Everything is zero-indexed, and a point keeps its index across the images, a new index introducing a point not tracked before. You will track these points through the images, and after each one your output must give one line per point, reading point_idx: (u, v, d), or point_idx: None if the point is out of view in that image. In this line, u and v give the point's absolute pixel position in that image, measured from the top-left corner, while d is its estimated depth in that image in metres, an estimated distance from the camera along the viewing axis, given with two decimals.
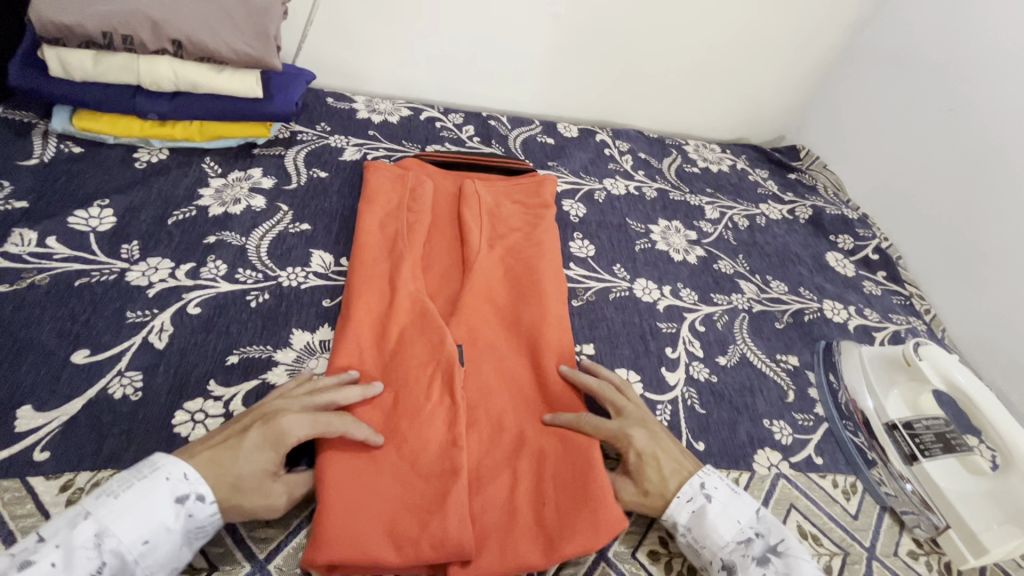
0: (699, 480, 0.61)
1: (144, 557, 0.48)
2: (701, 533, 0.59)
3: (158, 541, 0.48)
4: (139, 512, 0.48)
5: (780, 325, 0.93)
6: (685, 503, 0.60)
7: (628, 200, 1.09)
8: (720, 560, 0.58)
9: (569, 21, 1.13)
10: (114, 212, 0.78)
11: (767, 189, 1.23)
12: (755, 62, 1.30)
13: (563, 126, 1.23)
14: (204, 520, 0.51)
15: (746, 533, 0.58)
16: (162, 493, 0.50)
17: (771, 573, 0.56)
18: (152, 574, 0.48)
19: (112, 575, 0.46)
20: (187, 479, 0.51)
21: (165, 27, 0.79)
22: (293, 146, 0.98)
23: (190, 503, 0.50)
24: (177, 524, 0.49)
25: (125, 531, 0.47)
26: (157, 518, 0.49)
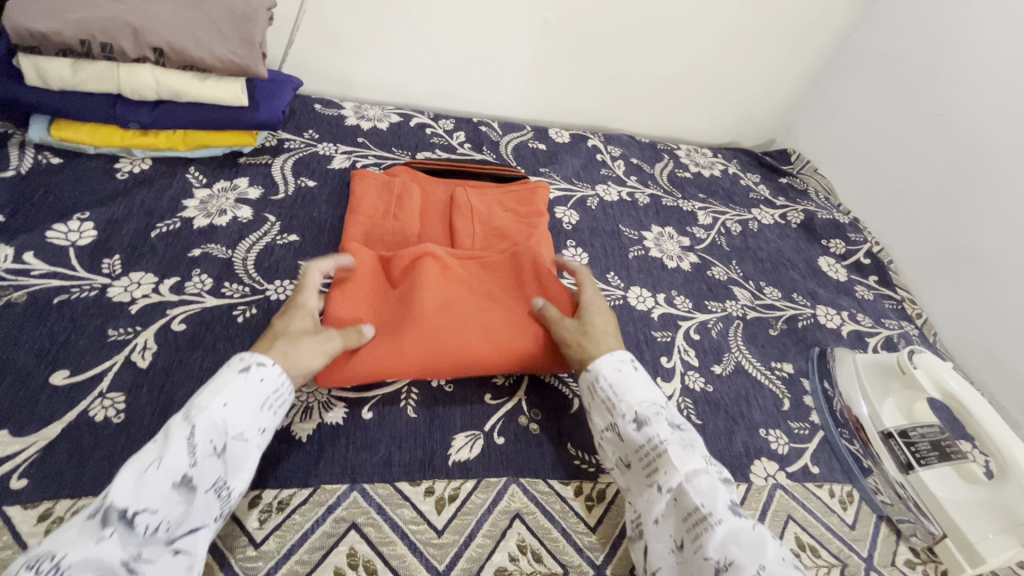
0: (628, 356, 0.67)
1: (230, 416, 0.50)
2: (621, 388, 0.63)
3: (237, 403, 0.51)
4: (210, 386, 0.51)
5: (774, 332, 0.92)
6: (614, 362, 0.65)
7: (621, 206, 1.08)
8: (633, 414, 0.61)
9: (559, 27, 1.12)
10: (95, 226, 0.76)
11: (759, 194, 1.23)
12: (745, 67, 1.30)
13: (555, 132, 1.22)
14: (273, 381, 0.54)
15: (659, 404, 0.62)
16: (226, 372, 0.53)
17: (677, 435, 0.60)
18: (245, 433, 0.51)
19: (213, 437, 0.49)
20: (243, 357, 0.54)
21: (146, 35, 0.77)
22: (281, 154, 0.96)
23: (254, 369, 0.53)
24: (251, 385, 0.52)
25: (207, 403, 0.50)
26: (231, 385, 0.51)
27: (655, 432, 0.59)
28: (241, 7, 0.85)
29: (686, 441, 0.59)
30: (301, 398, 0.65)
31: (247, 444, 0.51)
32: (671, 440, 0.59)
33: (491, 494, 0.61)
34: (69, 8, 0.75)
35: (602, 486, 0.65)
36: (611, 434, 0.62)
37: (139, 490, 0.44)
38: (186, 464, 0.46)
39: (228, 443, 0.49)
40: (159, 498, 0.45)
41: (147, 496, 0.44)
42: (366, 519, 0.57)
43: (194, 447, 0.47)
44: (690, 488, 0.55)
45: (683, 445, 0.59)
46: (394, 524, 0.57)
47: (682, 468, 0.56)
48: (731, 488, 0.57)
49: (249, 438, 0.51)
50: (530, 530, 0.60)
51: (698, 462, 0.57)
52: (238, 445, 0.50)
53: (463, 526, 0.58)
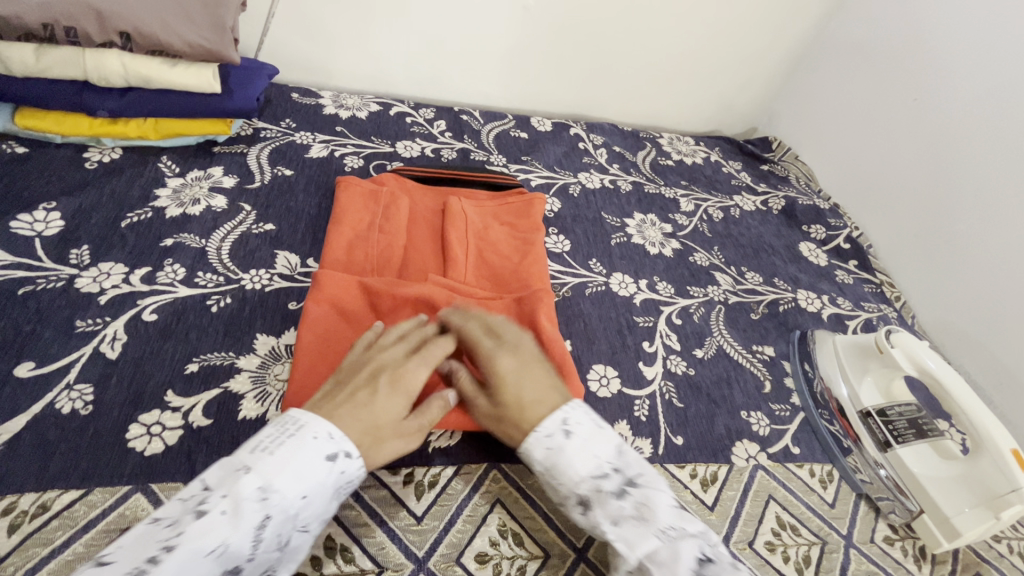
0: (561, 417, 0.55)
1: (302, 510, 0.46)
2: (555, 467, 0.53)
3: (315, 495, 0.47)
4: (298, 470, 0.46)
5: (755, 316, 0.93)
6: (543, 438, 0.54)
7: (603, 193, 1.08)
8: (576, 494, 0.52)
9: (540, 13, 1.12)
10: (62, 216, 0.74)
11: (740, 180, 1.23)
12: (726, 55, 1.31)
13: (537, 120, 1.22)
14: (352, 476, 0.50)
15: (603, 468, 0.53)
16: (311, 450, 0.48)
17: (629, 506, 0.51)
18: (305, 526, 0.47)
19: (279, 528, 0.45)
20: (332, 439, 0.49)
21: (111, 18, 0.74)
22: (256, 143, 0.94)
23: (340, 459, 0.49)
24: (328, 479, 0.48)
25: (287, 490, 0.45)
26: (315, 472, 0.47)
27: (598, 518, 0.51)
28: None
29: (638, 511, 0.50)
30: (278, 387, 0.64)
31: (304, 539, 0.47)
32: (619, 518, 0.50)
33: (471, 479, 0.61)
34: None
35: None
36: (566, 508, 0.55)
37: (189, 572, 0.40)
38: (245, 556, 0.43)
39: (290, 536, 0.46)
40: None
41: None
42: (344, 508, 0.56)
43: (260, 541, 0.43)
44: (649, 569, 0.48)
45: (634, 519, 0.50)
46: (373, 512, 0.56)
47: (632, 558, 0.49)
48: (702, 547, 0.49)
49: (305, 531, 0.47)
50: (510, 514, 0.59)
51: (653, 538, 0.49)
52: (294, 538, 0.47)
53: (443, 512, 0.58)
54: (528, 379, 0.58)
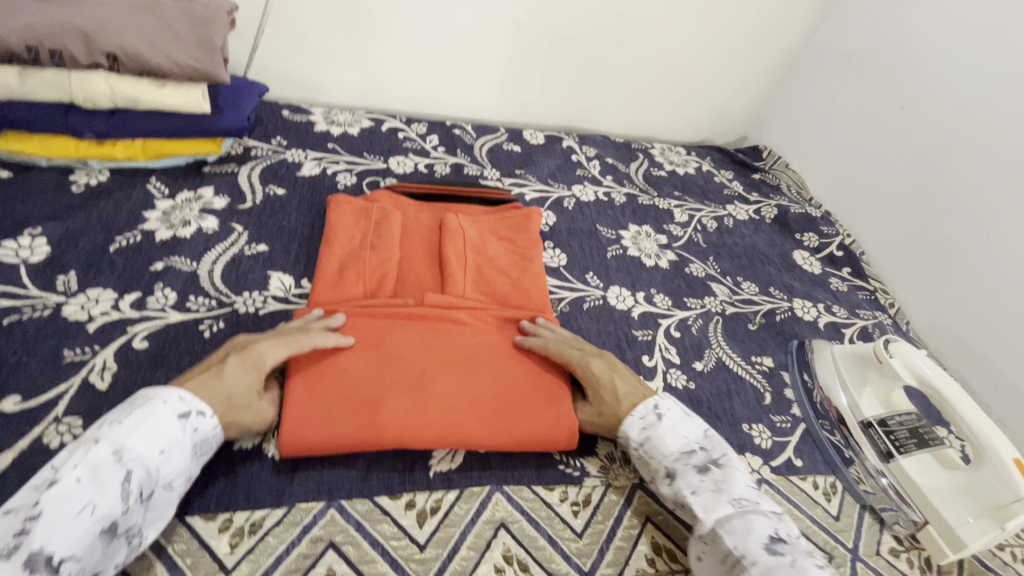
0: (653, 402, 0.65)
1: (164, 465, 0.49)
2: (647, 444, 0.63)
3: (174, 451, 0.50)
4: (148, 429, 0.50)
5: (753, 326, 0.93)
6: (638, 420, 0.64)
7: (598, 206, 1.08)
8: (664, 467, 0.61)
9: (530, 27, 1.12)
10: (48, 241, 0.72)
11: (732, 190, 1.24)
12: (714, 65, 1.32)
13: (529, 133, 1.22)
14: (208, 430, 0.53)
15: (691, 446, 0.62)
16: (160, 412, 0.51)
17: (708, 479, 0.59)
18: (174, 482, 0.50)
19: (143, 483, 0.48)
20: (183, 400, 0.53)
21: (97, 39, 0.74)
22: (248, 162, 0.93)
23: (192, 415, 0.52)
24: (186, 436, 0.52)
25: (140, 446, 0.49)
26: (167, 430, 0.50)
27: (683, 486, 0.59)
28: (202, 12, 0.84)
29: (716, 483, 0.59)
30: None
31: (174, 495, 0.50)
32: (699, 488, 0.59)
33: (474, 503, 0.60)
34: (12, 15, 0.72)
35: (587, 490, 0.64)
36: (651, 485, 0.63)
37: (61, 536, 0.43)
38: (116, 511, 0.46)
39: (157, 490, 0.49)
40: (81, 546, 0.43)
41: (71, 544, 0.43)
42: (345, 538, 0.54)
43: (127, 494, 0.46)
44: (722, 532, 0.56)
45: (713, 489, 0.58)
46: (375, 541, 0.55)
47: (709, 521, 0.57)
48: (772, 519, 0.56)
49: (176, 487, 0.50)
50: (515, 539, 0.58)
51: (728, 505, 0.57)
52: (166, 493, 0.50)
53: (446, 539, 0.56)
54: (620, 378, 0.68)
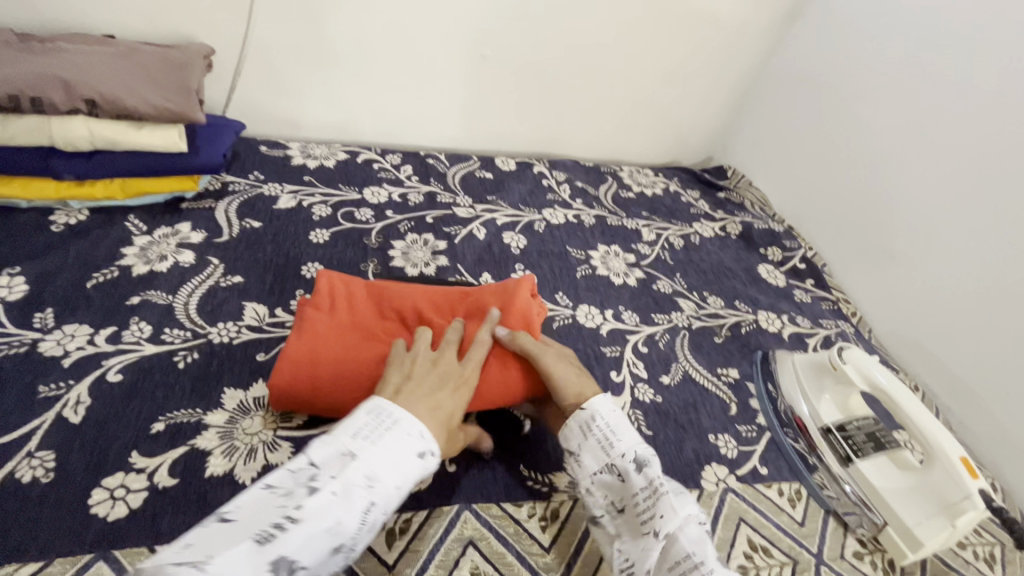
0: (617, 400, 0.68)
1: (393, 500, 0.49)
2: (619, 428, 0.63)
3: (405, 488, 0.50)
4: (394, 457, 0.49)
5: (719, 340, 0.96)
6: (611, 405, 0.65)
7: (567, 228, 1.12)
8: (633, 454, 0.61)
9: (498, 61, 1.18)
10: (25, 279, 0.74)
11: (699, 209, 1.28)
12: (677, 92, 1.38)
13: (501, 161, 1.26)
14: (430, 468, 0.53)
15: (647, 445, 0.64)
16: (405, 445, 0.51)
17: (670, 481, 0.61)
18: (390, 514, 0.50)
19: (376, 514, 0.47)
20: (423, 437, 0.52)
21: (77, 87, 0.78)
22: (225, 198, 0.96)
23: (429, 455, 0.52)
24: (419, 475, 0.51)
25: (386, 475, 0.48)
26: (409, 467, 0.50)
27: (654, 475, 0.60)
28: (180, 58, 0.88)
29: (677, 488, 0.61)
30: (245, 440, 0.63)
31: (388, 526, 0.49)
32: (667, 483, 0.60)
33: (444, 522, 0.61)
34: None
35: (555, 505, 0.66)
36: (607, 474, 0.61)
37: (302, 543, 0.42)
38: (350, 534, 0.45)
39: (382, 522, 0.48)
40: (315, 559, 0.43)
41: (310, 553, 0.42)
42: None
43: (363, 522, 0.46)
44: (681, 533, 0.56)
45: (676, 490, 0.60)
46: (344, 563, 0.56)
47: (680, 513, 0.57)
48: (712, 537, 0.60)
49: (393, 519, 0.50)
50: (483, 555, 0.59)
51: (690, 507, 0.59)
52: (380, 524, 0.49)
53: (415, 558, 0.58)
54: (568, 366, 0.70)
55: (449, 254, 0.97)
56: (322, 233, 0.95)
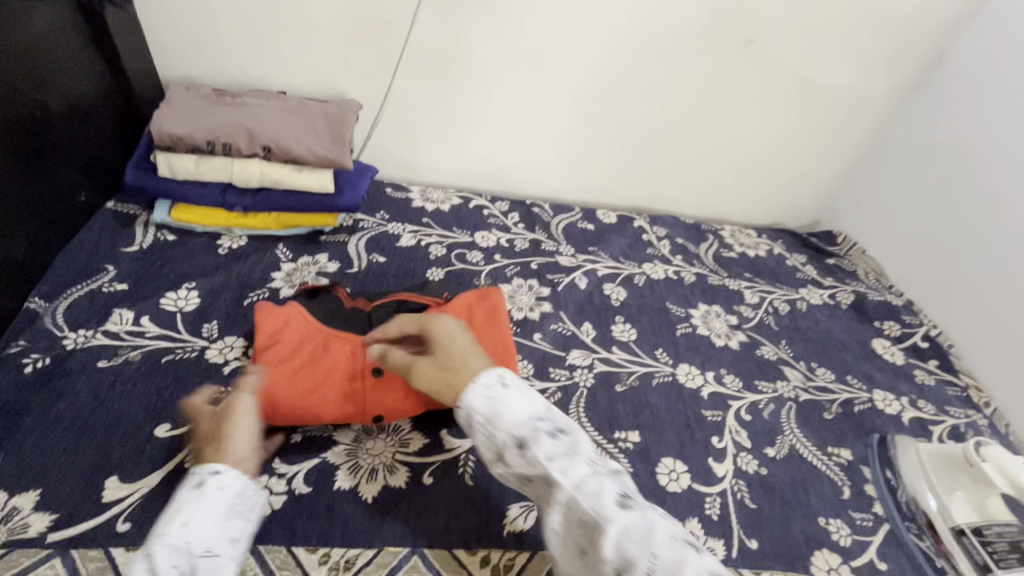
0: (496, 373, 0.62)
1: (192, 537, 0.50)
2: (497, 414, 0.59)
3: (194, 521, 0.51)
4: (169, 511, 0.52)
5: (829, 416, 0.91)
6: (481, 389, 0.61)
7: (667, 284, 1.12)
8: (516, 434, 0.57)
9: (609, 120, 1.22)
10: (198, 293, 0.86)
11: (806, 274, 1.24)
12: (789, 157, 1.35)
13: (603, 213, 1.30)
14: (232, 487, 0.54)
15: (538, 414, 0.59)
16: (187, 495, 0.53)
17: (559, 444, 0.57)
18: (212, 548, 0.50)
19: (179, 561, 0.48)
20: (202, 471, 0.54)
21: (259, 136, 0.92)
22: (356, 233, 1.06)
23: (209, 480, 0.54)
24: (204, 504, 0.52)
25: (165, 526, 0.50)
26: (193, 503, 0.52)
27: (536, 452, 0.56)
28: (337, 112, 1.01)
29: (569, 447, 0.57)
30: (368, 460, 0.70)
31: (217, 559, 0.50)
32: (553, 454, 0.56)
33: (544, 568, 0.63)
34: (200, 117, 0.92)
35: None
36: (501, 466, 0.59)
37: None
38: None
39: (196, 563, 0.49)
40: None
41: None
42: None
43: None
44: (579, 494, 0.53)
45: (566, 452, 0.56)
46: None
47: (565, 485, 0.54)
48: (618, 478, 0.56)
49: (217, 552, 0.50)
50: None
51: (583, 466, 0.55)
52: (206, 565, 0.50)
53: None
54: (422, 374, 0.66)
55: (553, 301, 1.01)
56: (438, 271, 1.03)
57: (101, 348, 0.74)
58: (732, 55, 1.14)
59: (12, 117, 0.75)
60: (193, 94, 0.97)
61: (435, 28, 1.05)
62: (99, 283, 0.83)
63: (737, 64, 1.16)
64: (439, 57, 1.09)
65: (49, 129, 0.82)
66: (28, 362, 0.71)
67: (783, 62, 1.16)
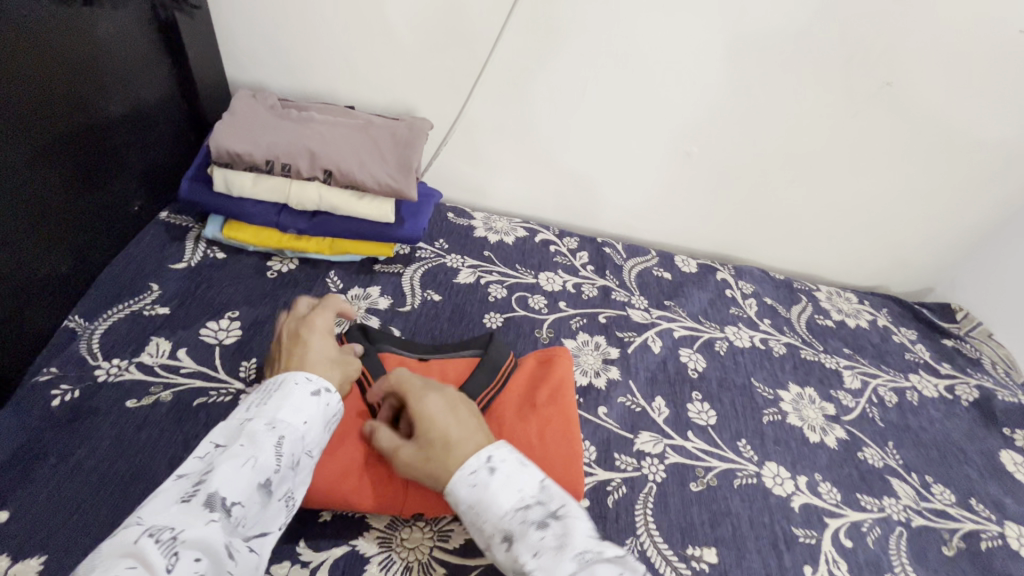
0: (487, 453, 0.57)
1: (307, 433, 0.54)
2: (482, 506, 0.54)
3: (314, 422, 0.55)
4: (293, 402, 0.55)
5: (948, 551, 0.76)
6: (467, 477, 0.55)
7: (753, 354, 0.98)
8: (501, 532, 0.53)
9: (702, 159, 1.09)
10: (241, 325, 0.79)
11: (916, 355, 1.07)
12: (907, 217, 1.16)
13: (681, 260, 1.16)
14: (336, 407, 0.59)
15: (526, 501, 0.54)
16: (299, 390, 0.56)
17: (549, 537, 0.51)
18: (312, 451, 0.55)
19: (292, 450, 0.52)
20: (310, 380, 0.58)
21: (321, 158, 0.85)
22: (412, 264, 0.98)
23: (325, 393, 0.58)
24: (322, 409, 0.57)
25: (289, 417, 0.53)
26: (308, 404, 0.56)
27: (521, 552, 0.51)
28: (405, 135, 0.93)
29: (557, 539, 0.51)
30: (403, 554, 0.61)
31: (309, 462, 0.55)
32: (539, 549, 0.51)
33: None
34: (262, 133, 0.86)
35: None
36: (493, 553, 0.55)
37: (236, 486, 0.47)
38: (272, 467, 0.50)
39: (301, 458, 0.53)
40: (246, 493, 0.47)
41: (238, 488, 0.47)
42: None
43: (279, 455, 0.51)
44: None
45: (553, 547, 0.50)
46: None
47: None
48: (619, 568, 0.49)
49: (312, 456, 0.55)
50: None
51: (568, 563, 0.49)
52: (303, 462, 0.54)
53: None
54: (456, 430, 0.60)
55: (622, 366, 0.89)
56: (496, 318, 0.93)
57: (133, 384, 0.69)
58: (860, 98, 0.98)
59: (59, 115, 0.68)
60: (259, 105, 0.91)
61: (522, 47, 0.95)
62: (141, 305, 0.78)
63: (867, 110, 0.99)
64: (522, 78, 0.99)
65: (98, 128, 0.75)
66: (57, 395, 0.66)
67: (925, 109, 0.99)
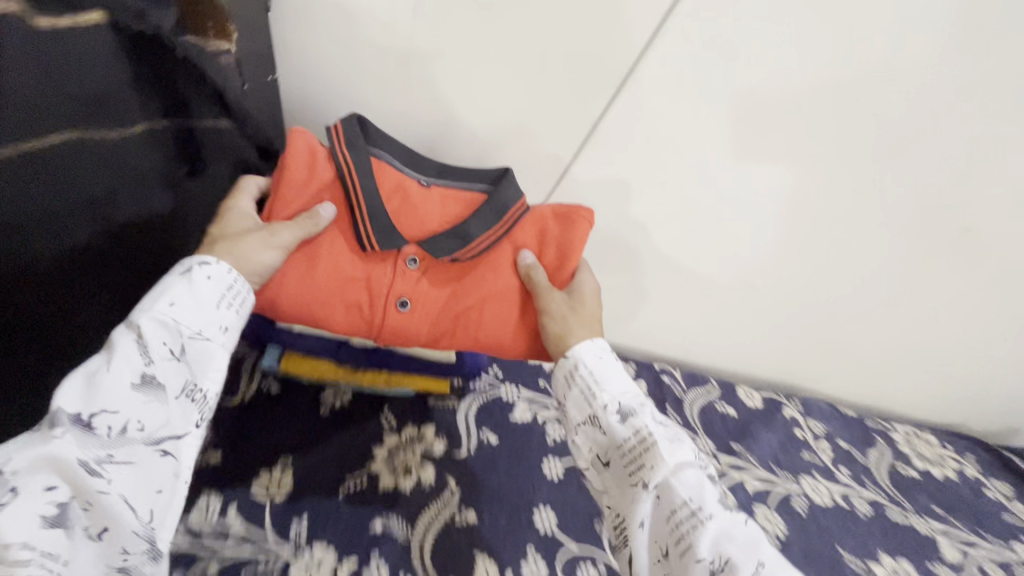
0: (603, 344, 0.72)
1: (180, 315, 0.56)
2: (604, 379, 0.68)
3: (182, 301, 0.57)
4: (156, 290, 0.56)
5: None
6: (594, 351, 0.70)
7: (837, 514, 0.90)
8: (616, 407, 0.66)
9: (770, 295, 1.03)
10: (294, 473, 0.77)
11: (1016, 518, 0.99)
12: (988, 358, 1.09)
13: (745, 392, 1.09)
14: (219, 281, 0.59)
15: (636, 399, 0.68)
16: (164, 290, 0.57)
17: (663, 428, 0.65)
18: (199, 332, 0.57)
19: (168, 337, 0.55)
20: (186, 265, 0.59)
21: None
22: (466, 395, 0.93)
23: (198, 270, 0.59)
24: (199, 293, 0.58)
25: (155, 302, 0.55)
26: (176, 295, 0.57)
27: (641, 424, 0.64)
28: None
29: (671, 432, 0.65)
30: None
31: (206, 344, 0.57)
32: (658, 429, 0.64)
33: None
34: None
35: None
36: (592, 426, 0.66)
37: (91, 398, 0.49)
38: (141, 365, 0.53)
39: (185, 344, 0.56)
40: (118, 400, 0.51)
41: (103, 389, 0.50)
42: None
43: (148, 347, 0.54)
44: (675, 483, 0.60)
45: (670, 437, 0.64)
46: None
47: (669, 457, 0.61)
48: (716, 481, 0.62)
49: (207, 336, 0.57)
50: None
51: (686, 450, 0.63)
52: (195, 344, 0.57)
53: None
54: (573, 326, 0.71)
55: None
56: (555, 465, 0.88)
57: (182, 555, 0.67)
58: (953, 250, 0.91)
59: None
60: None
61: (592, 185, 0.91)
62: None
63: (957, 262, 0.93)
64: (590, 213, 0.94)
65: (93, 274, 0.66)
66: None
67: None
